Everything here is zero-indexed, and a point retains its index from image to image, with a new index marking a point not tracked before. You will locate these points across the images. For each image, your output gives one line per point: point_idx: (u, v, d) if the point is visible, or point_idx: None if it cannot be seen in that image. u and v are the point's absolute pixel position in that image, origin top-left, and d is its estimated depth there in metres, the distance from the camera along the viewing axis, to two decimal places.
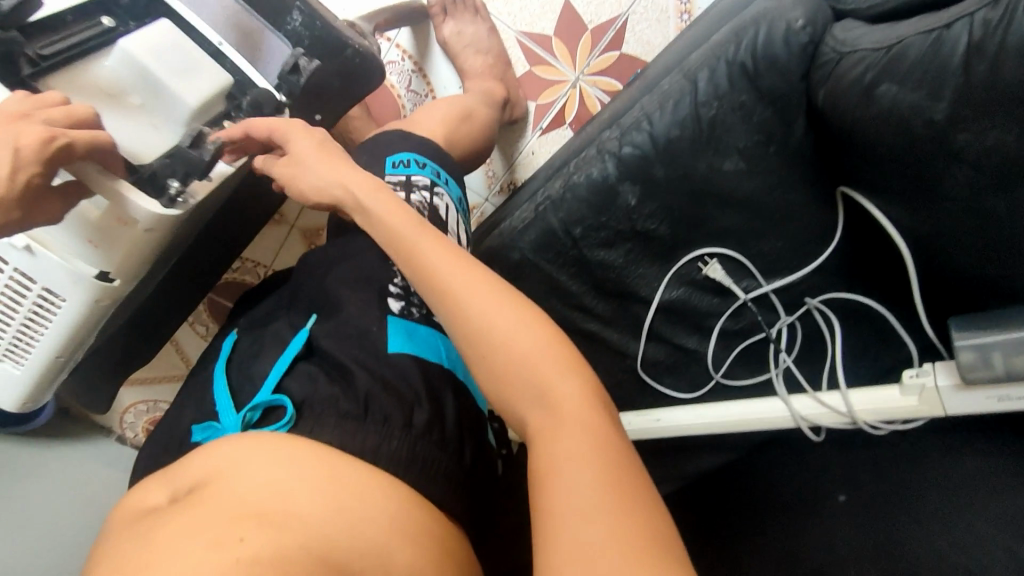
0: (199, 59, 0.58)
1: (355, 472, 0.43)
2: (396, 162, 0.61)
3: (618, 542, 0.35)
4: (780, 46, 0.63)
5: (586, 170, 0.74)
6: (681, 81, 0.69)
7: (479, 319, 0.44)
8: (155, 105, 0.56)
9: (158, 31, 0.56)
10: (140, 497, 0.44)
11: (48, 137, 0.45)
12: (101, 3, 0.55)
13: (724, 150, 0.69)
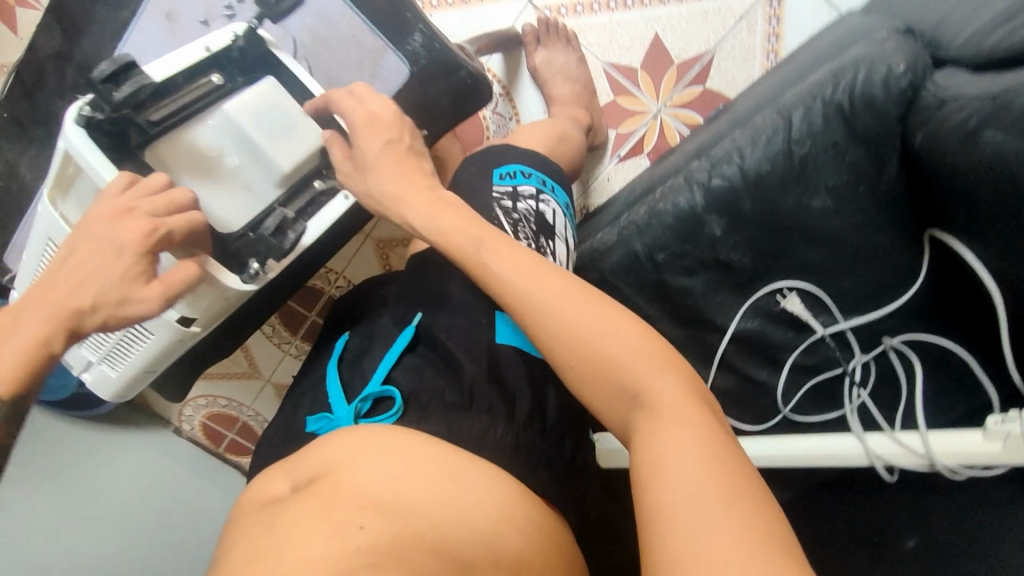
0: (299, 119, 0.63)
1: (464, 464, 0.45)
2: (503, 173, 0.65)
3: (734, 532, 0.36)
4: (879, 89, 0.64)
5: (673, 199, 0.75)
6: (775, 118, 0.70)
7: (564, 317, 0.46)
8: (245, 172, 0.62)
9: (262, 94, 0.62)
10: (264, 486, 0.46)
11: (151, 230, 0.50)
12: (216, 61, 0.61)
13: (814, 188, 0.71)
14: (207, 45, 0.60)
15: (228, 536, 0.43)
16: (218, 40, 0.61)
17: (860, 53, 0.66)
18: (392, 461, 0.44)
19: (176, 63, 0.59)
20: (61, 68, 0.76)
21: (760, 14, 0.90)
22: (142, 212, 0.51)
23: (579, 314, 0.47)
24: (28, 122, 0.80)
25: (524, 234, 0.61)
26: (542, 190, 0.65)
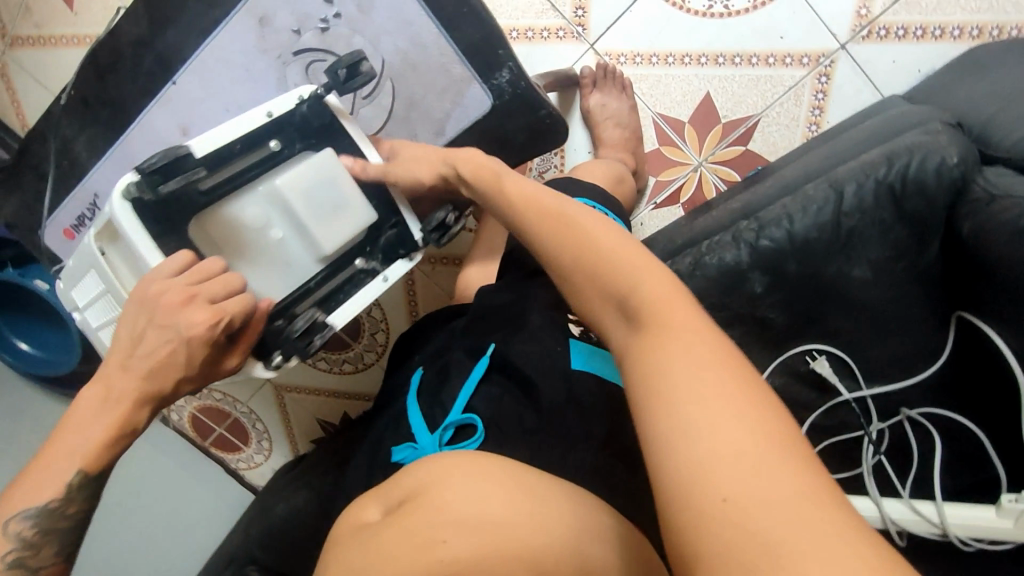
0: (347, 199, 0.67)
1: (545, 488, 0.46)
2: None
3: (746, 439, 0.34)
4: (932, 176, 0.69)
5: (719, 253, 0.78)
6: (826, 189, 0.74)
7: (605, 248, 0.48)
8: (287, 250, 0.67)
9: (314, 170, 0.65)
10: (357, 510, 0.50)
11: (215, 320, 0.58)
12: (276, 126, 0.63)
13: (856, 259, 0.75)
14: (268, 111, 0.62)
15: (329, 555, 0.48)
16: (280, 105, 0.63)
17: (914, 139, 0.70)
18: (474, 482, 0.45)
19: (232, 131, 0.61)
20: (140, 56, 0.76)
21: (807, 87, 0.94)
22: (204, 301, 0.58)
23: (610, 259, 0.48)
24: (95, 102, 0.80)
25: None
26: (608, 223, 0.68)
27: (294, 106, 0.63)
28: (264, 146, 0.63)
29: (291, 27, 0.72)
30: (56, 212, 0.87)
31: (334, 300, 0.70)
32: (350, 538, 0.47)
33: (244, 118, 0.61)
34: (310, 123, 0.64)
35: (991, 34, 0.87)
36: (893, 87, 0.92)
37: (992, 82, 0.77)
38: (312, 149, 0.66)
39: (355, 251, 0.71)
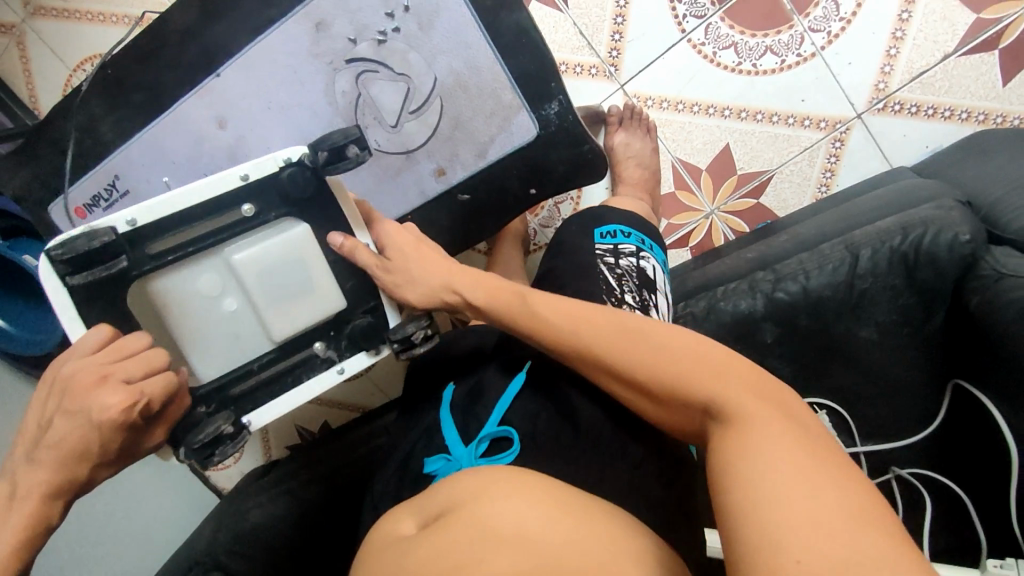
0: (315, 284, 0.59)
1: (582, 511, 0.47)
2: (603, 233, 0.69)
3: (824, 501, 0.36)
4: (944, 249, 0.72)
5: (734, 301, 0.81)
6: (843, 250, 0.77)
7: (661, 338, 0.51)
8: (232, 333, 0.58)
9: (282, 247, 0.57)
10: (394, 522, 0.50)
11: (129, 404, 0.48)
12: (254, 191, 0.55)
13: (865, 320, 0.78)
14: (244, 173, 0.54)
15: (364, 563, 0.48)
16: (258, 169, 0.55)
17: (927, 213, 0.74)
18: (514, 500, 0.46)
19: (194, 194, 0.53)
20: (182, 44, 0.74)
21: (822, 149, 0.98)
22: (119, 381, 0.49)
23: (654, 348, 0.51)
24: (125, 84, 0.77)
25: (630, 289, 0.64)
26: (642, 250, 0.69)
27: (275, 170, 0.55)
28: (234, 210, 0.55)
29: (347, 35, 0.71)
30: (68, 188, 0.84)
31: (270, 394, 0.60)
32: (387, 551, 0.47)
33: (215, 178, 0.53)
34: (293, 195, 0.56)
35: (995, 120, 0.92)
36: (902, 159, 0.96)
37: (999, 165, 0.82)
38: (289, 220, 0.58)
39: (314, 333, 0.61)
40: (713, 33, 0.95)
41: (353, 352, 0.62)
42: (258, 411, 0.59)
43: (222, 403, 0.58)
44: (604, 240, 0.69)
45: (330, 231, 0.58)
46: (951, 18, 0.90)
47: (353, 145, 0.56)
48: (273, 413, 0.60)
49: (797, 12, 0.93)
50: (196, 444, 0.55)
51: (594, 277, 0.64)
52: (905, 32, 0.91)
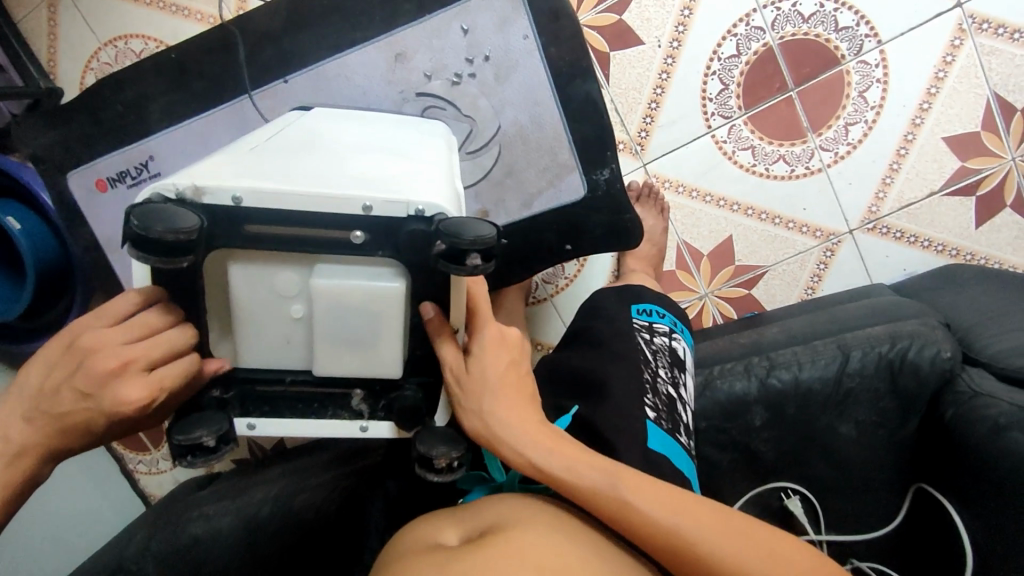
0: (380, 345, 0.50)
1: (614, 561, 0.49)
2: (641, 310, 0.75)
3: None
4: (926, 362, 0.81)
5: (730, 382, 0.86)
6: (835, 349, 0.84)
7: (761, 539, 0.49)
8: (287, 345, 0.51)
9: (362, 296, 0.48)
10: (428, 532, 0.51)
11: (148, 398, 0.47)
12: (376, 222, 0.46)
13: (846, 416, 0.85)
14: (370, 204, 0.46)
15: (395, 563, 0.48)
16: (388, 207, 0.46)
17: (914, 328, 0.82)
18: (558, 537, 0.48)
19: (313, 199, 0.45)
20: (260, 45, 0.77)
21: (814, 256, 1.07)
22: (139, 370, 0.48)
23: (758, 553, 0.48)
24: (189, 73, 0.79)
25: (663, 364, 0.69)
26: (675, 333, 0.75)
27: (403, 218, 0.47)
28: (344, 231, 0.46)
29: (424, 70, 0.75)
30: (96, 158, 0.83)
31: (292, 412, 0.53)
32: (425, 552, 0.47)
33: (340, 193, 0.45)
34: (407, 253, 0.48)
35: (966, 257, 1.03)
36: (882, 277, 1.06)
37: (971, 298, 0.92)
38: (391, 269, 0.49)
39: (359, 379, 0.53)
40: (735, 134, 1.03)
41: (385, 416, 0.54)
42: (268, 423, 0.53)
43: (243, 394, 0.53)
44: (641, 317, 0.74)
45: (424, 299, 0.52)
46: (942, 161, 1.00)
47: (476, 253, 0.46)
48: (278, 429, 0.53)
49: (812, 129, 1.01)
50: (174, 442, 0.48)
51: (632, 346, 0.69)
52: (901, 165, 1.01)
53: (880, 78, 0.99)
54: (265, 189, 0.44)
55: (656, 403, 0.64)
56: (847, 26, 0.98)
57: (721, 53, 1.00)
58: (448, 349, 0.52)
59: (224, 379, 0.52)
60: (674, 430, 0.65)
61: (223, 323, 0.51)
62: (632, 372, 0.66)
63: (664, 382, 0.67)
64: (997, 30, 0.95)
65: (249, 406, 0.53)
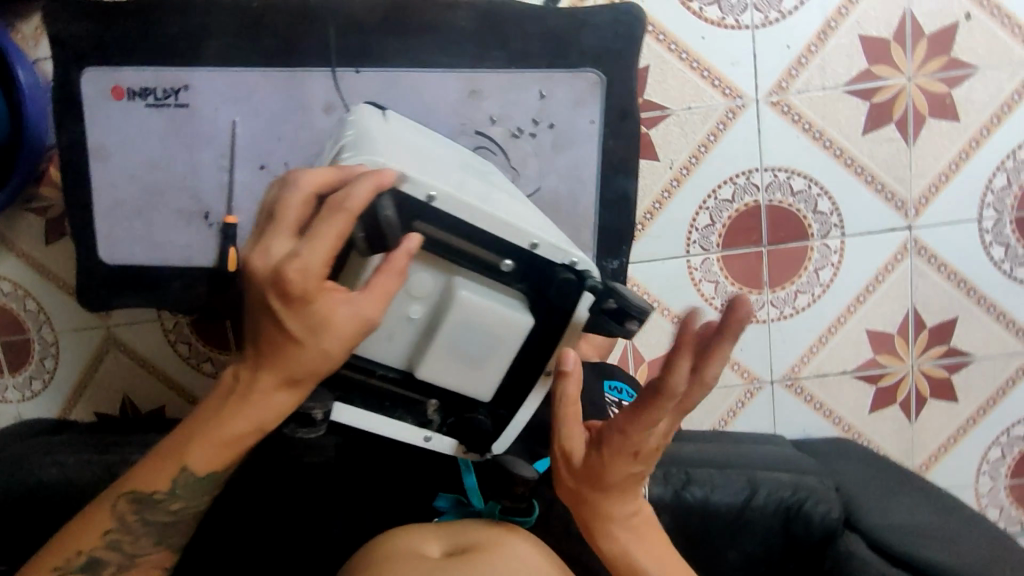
0: (486, 364, 0.61)
1: None
2: (613, 387, 0.86)
3: None
4: (816, 515, 0.91)
5: (650, 485, 0.92)
6: (744, 481, 0.93)
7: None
8: (400, 333, 0.61)
9: (494, 318, 0.59)
10: (412, 542, 0.61)
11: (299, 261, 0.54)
12: (524, 255, 0.59)
13: (736, 544, 0.93)
14: (537, 243, 0.58)
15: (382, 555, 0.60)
16: (551, 250, 0.59)
17: (813, 483, 0.93)
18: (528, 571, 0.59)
19: (489, 222, 0.57)
20: (345, 30, 0.79)
21: (736, 393, 1.18)
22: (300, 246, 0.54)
23: None
24: (262, 27, 0.80)
25: None
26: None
27: (556, 262, 0.60)
28: (498, 256, 0.59)
29: (490, 114, 0.80)
30: (125, 68, 0.81)
31: (373, 402, 0.64)
32: (412, 559, 0.58)
33: (512, 229, 0.58)
34: (540, 293, 0.61)
35: (854, 434, 1.18)
36: (784, 429, 1.20)
37: (858, 471, 1.04)
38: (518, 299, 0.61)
39: (437, 391, 0.64)
40: (706, 266, 1.14)
41: (447, 431, 0.66)
42: (348, 409, 0.63)
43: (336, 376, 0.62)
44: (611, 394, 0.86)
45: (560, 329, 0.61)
46: (860, 349, 1.15)
47: (635, 321, 0.61)
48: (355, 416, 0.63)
49: (769, 285, 1.14)
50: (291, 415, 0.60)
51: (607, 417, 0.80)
52: (828, 340, 1.15)
53: (834, 262, 1.12)
54: (455, 198, 0.56)
55: None
56: (823, 210, 1.11)
57: (718, 195, 1.11)
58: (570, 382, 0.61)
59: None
60: None
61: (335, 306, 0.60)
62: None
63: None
64: (930, 258, 1.11)
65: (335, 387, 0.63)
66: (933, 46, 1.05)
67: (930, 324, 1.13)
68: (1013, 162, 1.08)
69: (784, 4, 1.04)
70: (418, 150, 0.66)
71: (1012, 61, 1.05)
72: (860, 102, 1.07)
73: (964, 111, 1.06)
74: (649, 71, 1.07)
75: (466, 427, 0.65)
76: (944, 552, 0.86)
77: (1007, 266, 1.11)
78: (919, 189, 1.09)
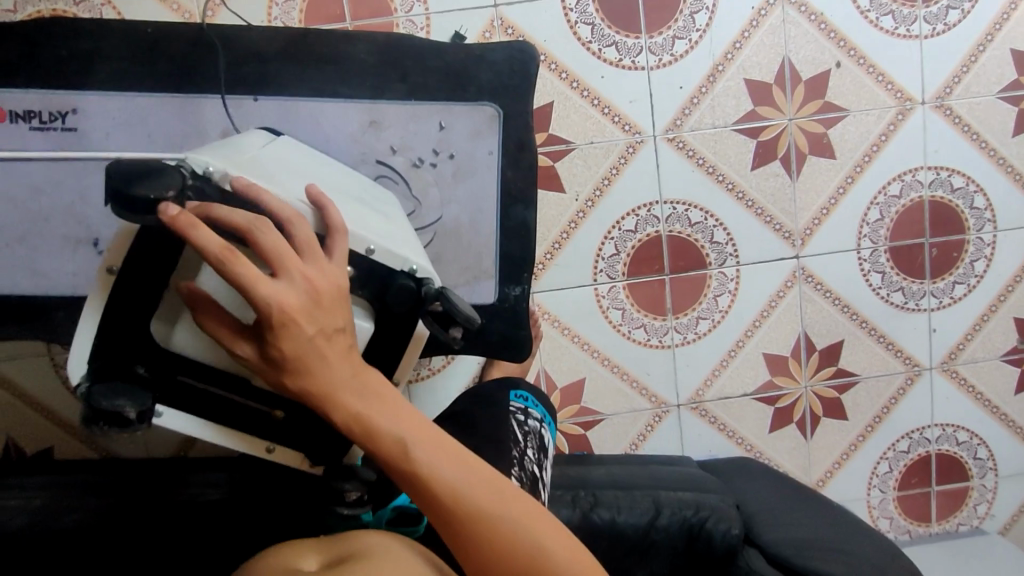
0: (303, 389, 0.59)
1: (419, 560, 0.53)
2: (518, 395, 0.84)
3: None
4: (718, 534, 0.92)
5: (557, 508, 0.92)
6: (650, 502, 0.94)
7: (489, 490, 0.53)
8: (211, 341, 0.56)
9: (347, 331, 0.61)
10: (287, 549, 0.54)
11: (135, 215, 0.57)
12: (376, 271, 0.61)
13: (643, 565, 0.94)
14: (372, 248, 0.59)
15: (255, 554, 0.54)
16: (386, 256, 0.60)
17: (716, 501, 0.94)
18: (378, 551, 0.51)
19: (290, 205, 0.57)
20: (243, 59, 0.77)
21: (645, 417, 1.22)
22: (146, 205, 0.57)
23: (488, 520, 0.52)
24: (157, 53, 0.77)
25: (532, 445, 0.76)
26: (544, 423, 0.83)
27: (394, 269, 0.61)
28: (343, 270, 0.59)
29: (392, 144, 0.81)
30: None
31: (198, 408, 0.60)
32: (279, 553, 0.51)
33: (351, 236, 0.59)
34: (383, 302, 0.61)
35: (755, 453, 1.24)
36: (691, 450, 1.24)
37: (761, 486, 1.07)
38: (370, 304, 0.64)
39: (286, 403, 0.61)
40: (613, 293, 1.18)
41: (290, 444, 0.63)
42: (176, 414, 0.59)
43: (162, 376, 0.58)
44: (517, 401, 0.83)
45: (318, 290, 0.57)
46: (758, 371, 1.22)
47: (458, 326, 0.63)
48: (182, 424, 0.59)
49: (672, 311, 1.19)
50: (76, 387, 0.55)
51: (505, 428, 0.77)
52: (728, 363, 1.21)
53: (731, 289, 1.19)
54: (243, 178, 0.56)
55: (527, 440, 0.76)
56: (719, 240, 1.18)
57: (622, 226, 1.16)
58: (294, 331, 0.49)
59: (154, 359, 0.57)
60: (530, 433, 0.78)
61: (138, 304, 0.56)
62: (501, 448, 0.73)
63: (530, 459, 0.73)
64: (817, 286, 1.20)
65: (163, 395, 0.58)
66: (809, 90, 1.15)
67: (820, 347, 1.22)
68: (883, 196, 1.18)
69: (676, 48, 1.12)
70: (315, 159, 0.73)
71: (878, 105, 1.16)
72: (747, 140, 1.15)
73: (839, 149, 1.16)
74: (554, 106, 1.12)
75: (308, 438, 0.63)
76: (836, 561, 0.87)
77: (884, 291, 1.20)
78: (803, 221, 1.18)
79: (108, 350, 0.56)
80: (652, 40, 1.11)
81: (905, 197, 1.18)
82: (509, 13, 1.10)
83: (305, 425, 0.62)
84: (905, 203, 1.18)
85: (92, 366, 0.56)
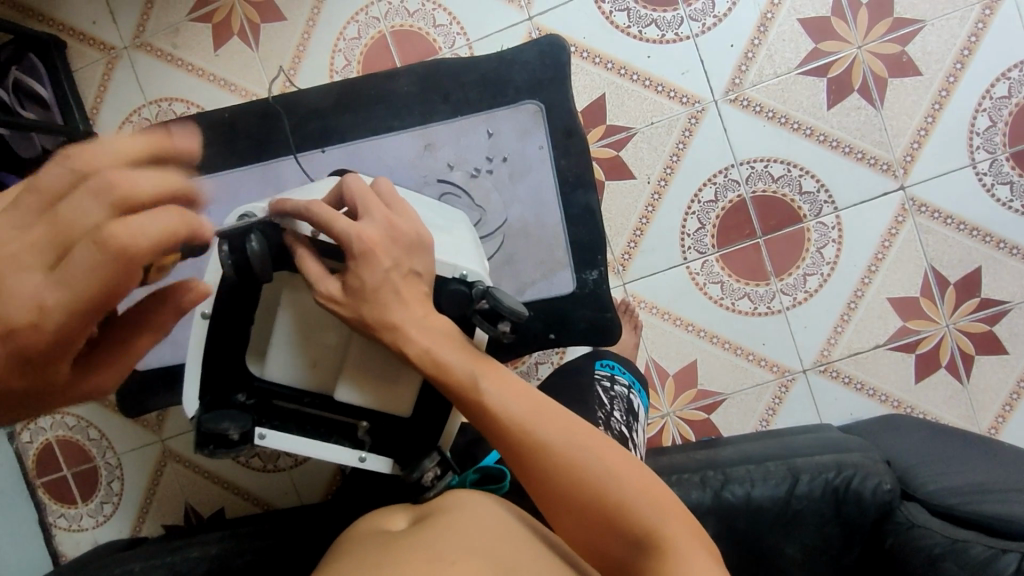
0: (399, 389, 0.67)
1: (491, 516, 0.56)
2: (603, 363, 0.86)
3: (691, 524, 0.53)
4: (868, 491, 0.84)
5: (684, 490, 0.88)
6: (784, 470, 0.88)
7: (556, 427, 0.55)
8: (310, 346, 0.67)
9: None
10: (376, 523, 0.59)
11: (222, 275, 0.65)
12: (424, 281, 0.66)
13: (791, 537, 0.88)
14: None
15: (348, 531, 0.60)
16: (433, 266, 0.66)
17: (858, 459, 0.87)
18: (450, 517, 0.54)
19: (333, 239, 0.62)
20: (306, 119, 0.86)
21: (770, 390, 1.15)
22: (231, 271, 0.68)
23: (556, 453, 0.54)
24: (236, 132, 0.87)
25: (619, 408, 0.79)
26: (632, 388, 0.84)
27: (447, 277, 0.66)
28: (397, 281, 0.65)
29: (447, 161, 0.86)
30: None
31: (296, 428, 0.66)
32: (373, 532, 0.56)
33: None
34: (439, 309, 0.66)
35: (906, 409, 1.12)
36: (831, 418, 1.14)
37: (911, 443, 0.97)
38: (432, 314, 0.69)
39: (370, 413, 0.67)
40: (707, 268, 1.14)
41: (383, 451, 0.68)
42: (278, 436, 0.65)
43: (261, 404, 0.66)
44: (603, 370, 0.85)
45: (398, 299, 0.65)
46: (887, 320, 1.12)
47: (507, 321, 0.64)
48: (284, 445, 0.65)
49: (774, 275, 1.12)
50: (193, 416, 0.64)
51: (590, 394, 0.79)
52: (851, 317, 1.12)
53: (835, 238, 1.11)
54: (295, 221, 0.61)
55: (617, 405, 0.79)
56: (810, 190, 1.11)
57: (701, 197, 1.13)
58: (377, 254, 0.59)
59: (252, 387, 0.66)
60: (613, 395, 0.80)
61: (235, 342, 0.65)
62: (586, 411, 0.75)
63: (616, 421, 0.76)
64: (934, 214, 1.09)
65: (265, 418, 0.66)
66: (874, 12, 1.08)
67: (954, 279, 1.10)
68: (989, 101, 1.07)
69: (718, 8, 1.10)
70: None
71: (958, 8, 1.06)
72: (816, 80, 1.09)
73: (923, 65, 1.07)
74: (606, 97, 1.13)
75: (398, 444, 0.69)
76: (1013, 503, 0.77)
77: (1016, 204, 1.08)
78: (901, 148, 1.09)
79: (217, 384, 0.65)
80: (691, 7, 1.10)
81: (1016, 96, 1.06)
82: (544, 21, 1.13)
83: (391, 431, 0.68)
84: (1017, 101, 1.07)
85: (203, 400, 0.64)
